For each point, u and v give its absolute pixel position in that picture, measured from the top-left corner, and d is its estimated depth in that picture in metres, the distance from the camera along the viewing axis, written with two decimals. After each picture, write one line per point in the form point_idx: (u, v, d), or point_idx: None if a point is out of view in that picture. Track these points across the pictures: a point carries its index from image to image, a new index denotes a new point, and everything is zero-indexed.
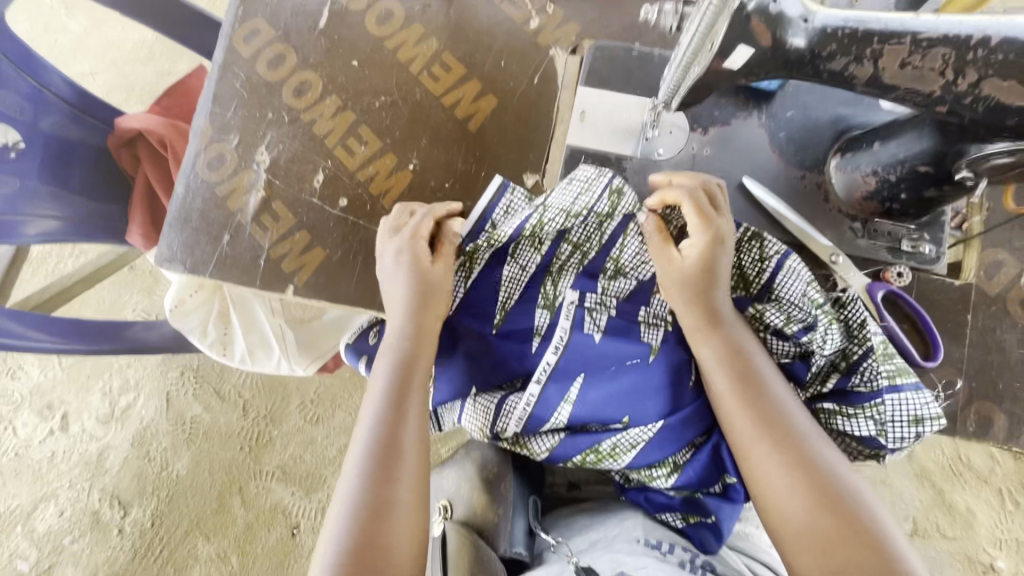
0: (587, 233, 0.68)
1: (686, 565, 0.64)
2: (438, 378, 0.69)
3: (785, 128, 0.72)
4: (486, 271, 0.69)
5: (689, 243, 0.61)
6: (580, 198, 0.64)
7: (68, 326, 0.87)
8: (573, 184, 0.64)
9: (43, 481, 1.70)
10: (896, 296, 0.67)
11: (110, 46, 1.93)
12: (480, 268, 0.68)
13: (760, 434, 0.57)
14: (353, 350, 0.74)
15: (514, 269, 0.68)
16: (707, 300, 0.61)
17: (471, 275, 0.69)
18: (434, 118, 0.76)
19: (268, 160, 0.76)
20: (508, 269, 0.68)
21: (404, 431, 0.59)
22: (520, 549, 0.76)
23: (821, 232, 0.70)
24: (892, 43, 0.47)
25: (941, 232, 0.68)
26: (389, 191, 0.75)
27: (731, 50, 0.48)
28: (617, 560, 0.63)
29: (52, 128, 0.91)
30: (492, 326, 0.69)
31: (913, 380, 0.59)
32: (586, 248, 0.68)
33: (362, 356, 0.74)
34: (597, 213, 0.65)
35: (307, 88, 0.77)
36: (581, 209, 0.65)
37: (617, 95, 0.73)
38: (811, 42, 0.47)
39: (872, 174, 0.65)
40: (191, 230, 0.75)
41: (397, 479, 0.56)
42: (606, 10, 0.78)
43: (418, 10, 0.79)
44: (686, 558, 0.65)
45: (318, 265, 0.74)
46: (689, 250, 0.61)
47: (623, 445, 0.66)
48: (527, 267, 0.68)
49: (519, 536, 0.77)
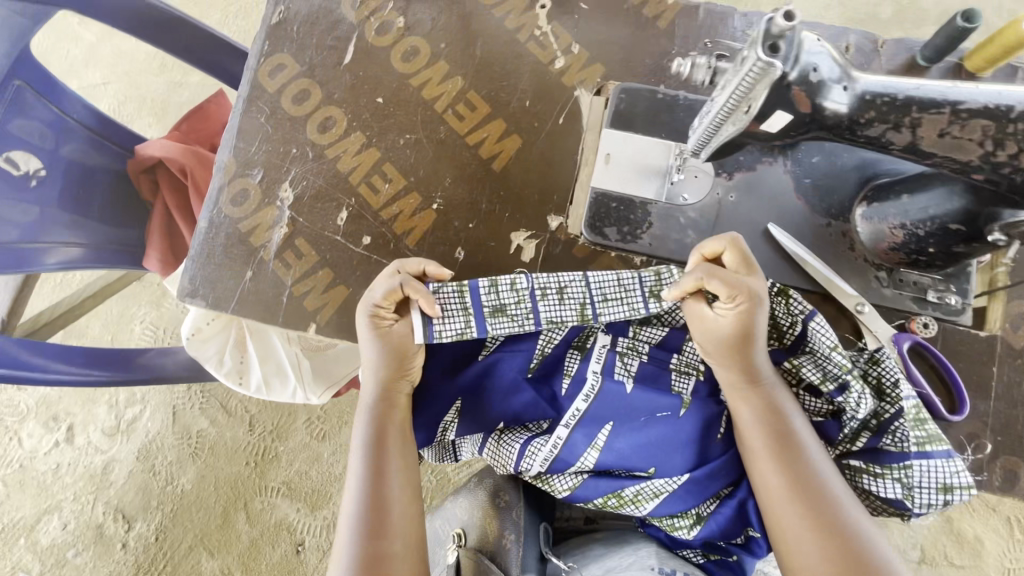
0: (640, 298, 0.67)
1: None
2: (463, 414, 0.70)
3: (810, 174, 0.72)
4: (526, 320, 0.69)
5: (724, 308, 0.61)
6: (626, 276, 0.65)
7: (85, 354, 0.87)
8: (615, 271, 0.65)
9: (47, 493, 1.70)
10: (922, 348, 0.67)
11: (122, 57, 1.93)
12: None
13: (789, 494, 0.59)
14: None
15: None
16: (747, 361, 0.63)
17: None
18: (458, 157, 0.76)
19: (292, 197, 0.76)
20: None
21: (389, 462, 0.65)
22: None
23: (847, 280, 0.70)
24: (931, 112, 0.46)
25: (966, 283, 0.68)
26: (413, 230, 0.74)
27: (769, 114, 0.48)
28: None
29: (72, 154, 0.91)
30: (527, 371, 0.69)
31: (944, 448, 0.61)
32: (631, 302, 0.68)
33: None
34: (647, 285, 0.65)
35: (331, 125, 0.77)
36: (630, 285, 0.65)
37: (642, 138, 0.73)
38: (851, 107, 0.47)
39: (900, 227, 0.65)
40: (214, 265, 0.75)
41: (387, 534, 0.61)
42: (632, 50, 0.78)
43: (444, 48, 0.79)
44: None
45: (341, 303, 0.73)
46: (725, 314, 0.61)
47: (645, 494, 0.66)
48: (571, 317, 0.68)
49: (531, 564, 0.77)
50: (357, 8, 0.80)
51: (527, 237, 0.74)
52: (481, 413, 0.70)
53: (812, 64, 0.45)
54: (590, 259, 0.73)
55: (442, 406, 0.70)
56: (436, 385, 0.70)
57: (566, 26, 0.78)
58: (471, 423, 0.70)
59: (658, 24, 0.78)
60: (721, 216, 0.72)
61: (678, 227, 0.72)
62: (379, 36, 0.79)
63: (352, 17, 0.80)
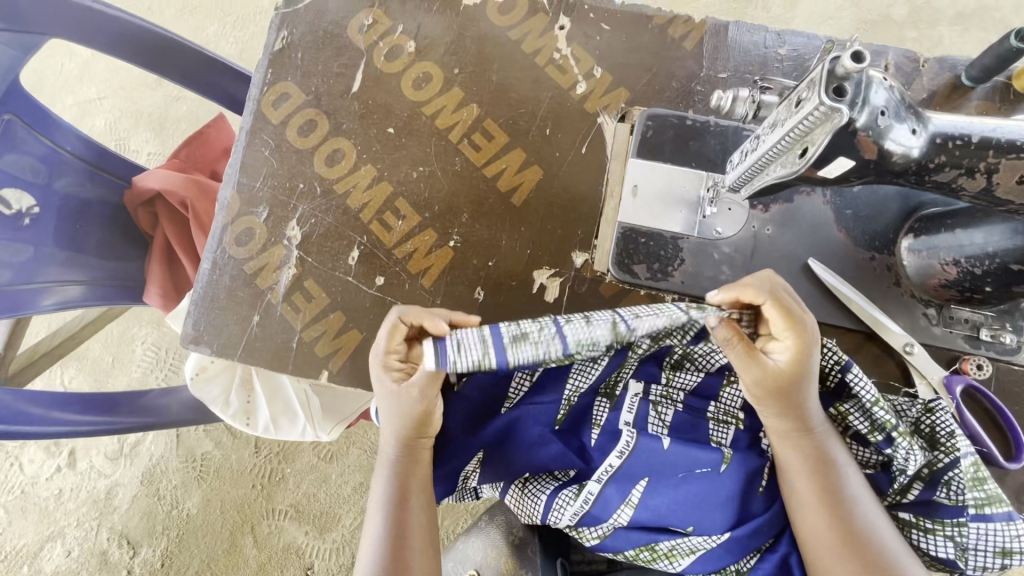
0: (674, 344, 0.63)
1: None
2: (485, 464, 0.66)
3: (851, 205, 0.67)
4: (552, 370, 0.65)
5: (777, 347, 0.57)
6: None
7: (84, 399, 0.82)
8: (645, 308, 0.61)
9: (50, 520, 1.66)
10: (975, 391, 0.63)
11: (117, 71, 1.88)
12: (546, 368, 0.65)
13: (843, 554, 0.55)
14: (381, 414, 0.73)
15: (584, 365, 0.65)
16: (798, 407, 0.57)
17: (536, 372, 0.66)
18: (475, 190, 0.72)
19: (300, 235, 0.72)
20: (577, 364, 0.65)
21: (412, 514, 0.60)
22: None
23: (893, 318, 0.65)
24: (1010, 157, 0.42)
25: (1021, 320, 0.64)
26: (429, 269, 0.70)
27: (829, 160, 0.44)
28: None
29: (67, 188, 0.86)
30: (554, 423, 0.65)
31: (1005, 510, 0.55)
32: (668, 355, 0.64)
33: None
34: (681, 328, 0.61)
35: (340, 157, 0.73)
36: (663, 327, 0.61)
37: (671, 168, 0.69)
38: (921, 152, 0.43)
39: (953, 263, 0.61)
40: (219, 309, 0.71)
41: None
42: (657, 73, 0.73)
43: (458, 73, 0.74)
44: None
45: (354, 348, 0.69)
46: (778, 356, 0.57)
47: (681, 549, 0.62)
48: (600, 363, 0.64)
49: None
50: (365, 32, 0.76)
51: (551, 275, 0.69)
52: (505, 464, 0.66)
53: (880, 108, 0.41)
54: (618, 298, 0.69)
55: (464, 457, 0.66)
56: (459, 437, 0.66)
57: (587, 48, 0.74)
58: (495, 475, 0.66)
59: (684, 45, 0.74)
60: (757, 251, 0.67)
61: (712, 263, 0.67)
62: (389, 62, 0.75)
63: (361, 42, 0.76)
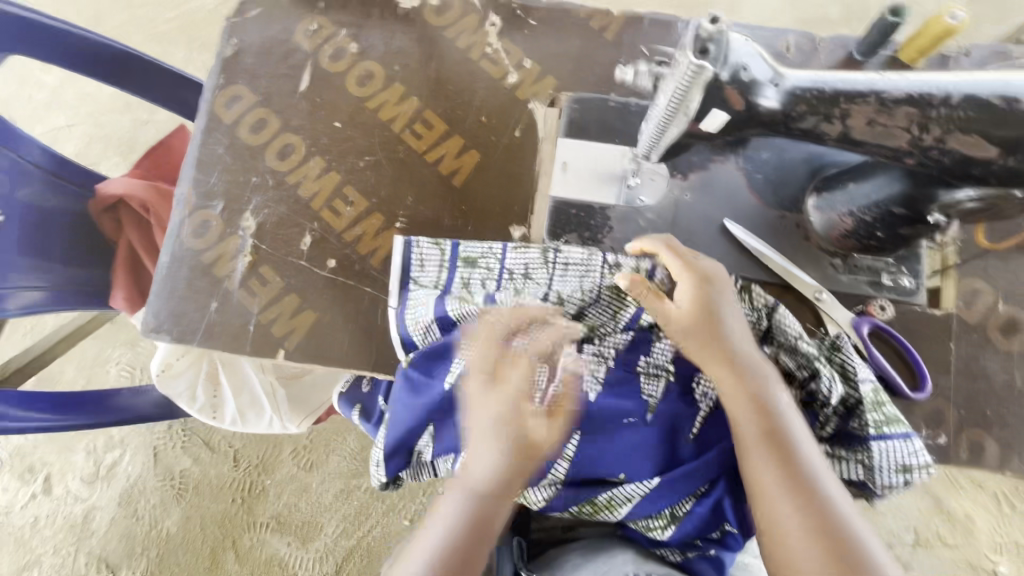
0: (602, 318, 0.70)
1: None
2: (436, 436, 0.68)
3: (761, 170, 0.74)
4: None
5: (681, 291, 0.64)
6: (585, 281, 0.70)
7: (51, 400, 0.85)
8: (573, 270, 0.70)
9: (25, 549, 1.64)
10: (882, 330, 0.69)
11: (85, 98, 1.92)
12: None
13: (780, 473, 0.58)
14: (345, 400, 0.87)
15: None
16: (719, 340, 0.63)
17: None
18: (418, 176, 0.77)
19: (254, 225, 0.76)
20: None
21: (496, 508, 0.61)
22: None
23: (803, 270, 0.71)
24: (859, 102, 0.48)
25: (918, 265, 0.71)
26: (377, 250, 0.75)
27: (705, 113, 0.50)
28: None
29: (29, 198, 0.89)
30: None
31: (902, 430, 0.61)
32: (600, 331, 0.70)
33: (353, 404, 0.86)
34: (607, 288, 0.70)
35: (290, 151, 0.78)
36: (591, 289, 0.70)
37: (597, 145, 0.75)
38: (782, 103, 0.49)
39: (848, 214, 0.67)
40: (177, 299, 0.74)
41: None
42: (581, 62, 0.80)
43: (398, 70, 0.80)
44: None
45: (308, 327, 0.73)
46: (683, 297, 0.64)
47: (618, 500, 0.66)
48: None
49: None
50: (310, 36, 0.82)
51: None
52: (452, 430, 0.67)
53: (741, 64, 0.47)
54: None
55: (414, 433, 0.68)
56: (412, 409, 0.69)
57: (517, 42, 0.81)
58: (447, 447, 0.68)
59: (605, 35, 0.80)
60: (678, 217, 0.74)
61: (636, 229, 0.73)
62: (334, 62, 0.80)
63: (306, 45, 0.81)
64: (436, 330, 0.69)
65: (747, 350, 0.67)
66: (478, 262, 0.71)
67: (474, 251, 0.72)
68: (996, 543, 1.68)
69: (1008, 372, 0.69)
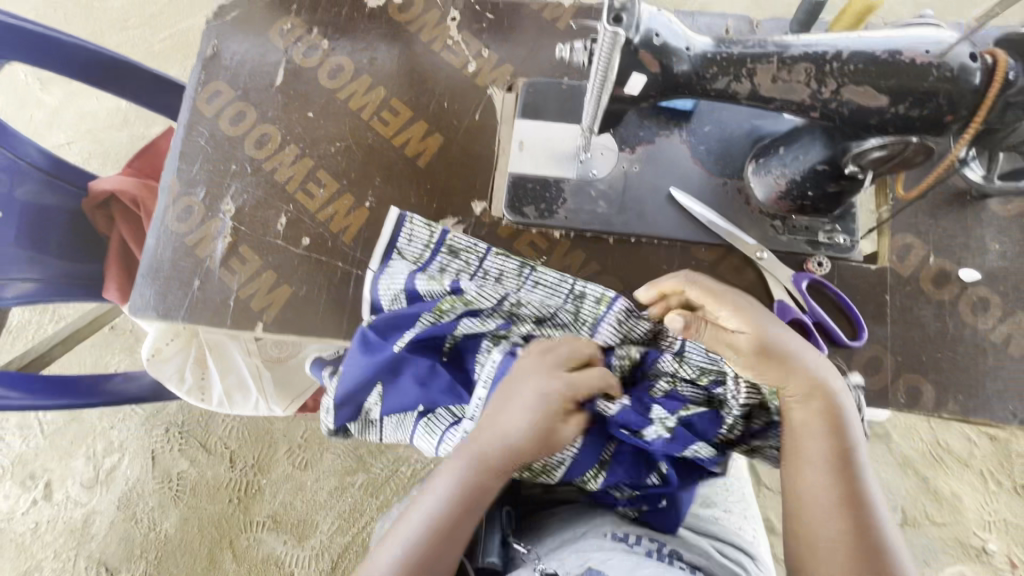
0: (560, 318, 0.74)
1: (653, 554, 0.68)
2: (384, 395, 0.76)
3: (704, 142, 0.79)
4: (449, 325, 0.74)
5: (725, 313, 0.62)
6: (549, 294, 0.74)
7: (46, 383, 0.89)
8: (545, 284, 0.75)
9: (27, 554, 1.67)
10: (820, 285, 0.74)
11: (85, 116, 2.01)
12: (445, 321, 0.74)
13: (829, 463, 0.59)
14: (317, 364, 0.94)
15: (478, 327, 0.74)
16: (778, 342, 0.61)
17: (434, 323, 0.74)
18: (385, 159, 0.82)
19: (233, 209, 0.81)
20: (470, 326, 0.74)
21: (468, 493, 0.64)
22: (494, 559, 0.74)
23: (746, 232, 0.76)
24: (762, 63, 0.54)
25: (852, 223, 0.75)
26: (348, 228, 0.80)
27: (627, 77, 0.55)
28: (584, 557, 0.68)
29: (27, 196, 0.96)
30: (443, 354, 0.75)
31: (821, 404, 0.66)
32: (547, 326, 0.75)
33: (324, 366, 0.93)
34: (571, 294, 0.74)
35: (266, 140, 0.84)
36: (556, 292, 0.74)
37: (550, 124, 0.81)
38: (694, 66, 0.55)
39: (782, 176, 0.72)
40: (163, 279, 0.79)
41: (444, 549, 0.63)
42: (535, 50, 0.86)
43: (366, 63, 0.86)
44: (654, 547, 0.70)
45: (284, 301, 0.78)
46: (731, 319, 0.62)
47: (554, 464, 0.71)
48: (486, 325, 0.74)
49: (494, 548, 0.75)
50: (285, 35, 0.88)
51: (454, 223, 0.80)
52: (400, 389, 0.75)
53: (653, 31, 0.53)
54: (513, 237, 0.79)
55: (366, 391, 0.76)
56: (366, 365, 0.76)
57: (476, 34, 0.87)
58: (393, 405, 0.76)
59: (557, 26, 0.87)
60: (628, 187, 0.78)
61: (589, 199, 0.78)
62: (306, 58, 0.87)
63: (281, 44, 0.88)
64: (404, 297, 0.76)
65: (650, 359, 0.72)
66: (460, 254, 0.76)
67: (460, 242, 0.76)
68: (985, 522, 1.62)
69: (941, 320, 0.73)
